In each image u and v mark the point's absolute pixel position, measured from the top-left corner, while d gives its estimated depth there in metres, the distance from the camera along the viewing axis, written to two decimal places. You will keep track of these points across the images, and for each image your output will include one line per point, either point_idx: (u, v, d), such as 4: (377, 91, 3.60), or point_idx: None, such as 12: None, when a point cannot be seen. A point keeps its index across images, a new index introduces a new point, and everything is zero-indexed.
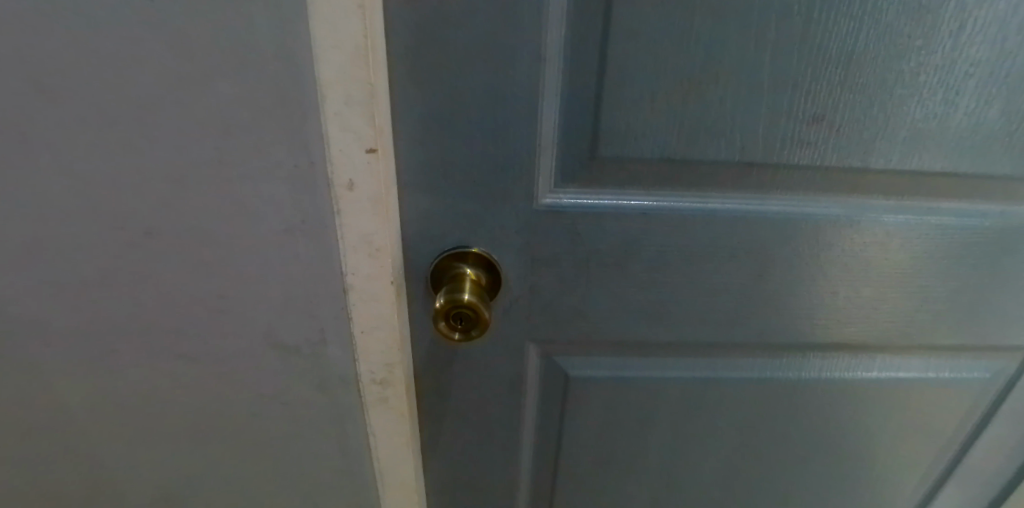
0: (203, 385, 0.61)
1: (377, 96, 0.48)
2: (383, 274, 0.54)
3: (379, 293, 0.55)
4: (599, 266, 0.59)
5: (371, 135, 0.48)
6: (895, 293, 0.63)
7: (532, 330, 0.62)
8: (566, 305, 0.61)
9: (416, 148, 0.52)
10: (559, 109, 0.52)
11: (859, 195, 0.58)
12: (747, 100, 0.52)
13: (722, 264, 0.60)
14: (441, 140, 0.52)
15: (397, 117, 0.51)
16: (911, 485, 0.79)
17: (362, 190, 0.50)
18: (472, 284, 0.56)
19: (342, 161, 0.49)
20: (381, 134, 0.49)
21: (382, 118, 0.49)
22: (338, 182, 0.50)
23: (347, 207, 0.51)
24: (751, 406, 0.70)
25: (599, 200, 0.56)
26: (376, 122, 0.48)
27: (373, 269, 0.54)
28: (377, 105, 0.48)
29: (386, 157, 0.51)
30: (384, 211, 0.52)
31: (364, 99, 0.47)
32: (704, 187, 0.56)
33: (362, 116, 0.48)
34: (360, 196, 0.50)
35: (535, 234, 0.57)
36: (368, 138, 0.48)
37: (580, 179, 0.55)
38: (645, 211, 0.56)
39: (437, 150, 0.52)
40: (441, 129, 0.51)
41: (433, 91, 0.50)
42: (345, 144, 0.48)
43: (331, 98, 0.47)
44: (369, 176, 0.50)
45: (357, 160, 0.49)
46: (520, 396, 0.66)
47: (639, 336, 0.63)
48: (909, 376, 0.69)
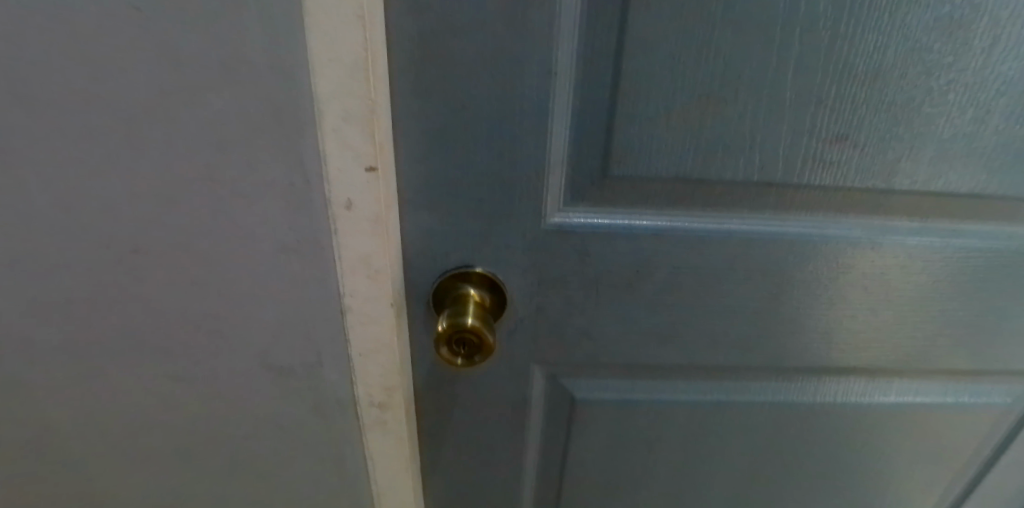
0: (195, 407, 0.58)
1: (378, 111, 0.44)
2: (384, 296, 0.52)
3: (379, 316, 0.53)
4: (608, 288, 0.56)
5: (372, 152, 0.45)
6: (915, 317, 0.61)
7: (537, 352, 0.60)
8: (573, 327, 0.58)
9: (419, 164, 0.49)
10: (569, 125, 0.49)
11: (881, 216, 0.55)
12: (768, 117, 0.49)
13: (736, 286, 0.57)
14: (445, 157, 0.49)
15: (399, 132, 0.48)
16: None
17: (362, 209, 0.47)
18: (475, 306, 0.53)
19: (340, 179, 0.46)
20: (383, 150, 0.46)
21: (383, 134, 0.46)
22: (336, 201, 0.47)
23: (346, 228, 0.48)
24: (763, 429, 0.67)
25: (609, 219, 0.53)
26: (376, 138, 0.45)
27: (374, 291, 0.51)
28: (379, 120, 0.45)
29: (387, 175, 0.48)
30: (384, 232, 0.49)
31: (364, 114, 0.44)
32: (720, 206, 0.54)
33: (362, 133, 0.44)
34: (359, 216, 0.47)
35: (542, 254, 0.54)
36: (369, 156, 0.45)
37: (590, 197, 0.52)
38: (657, 231, 0.54)
39: (440, 167, 0.50)
40: (446, 145, 0.49)
41: (437, 105, 0.47)
42: (344, 162, 0.45)
43: (330, 114, 0.44)
44: (369, 195, 0.47)
45: (356, 179, 0.46)
46: (523, 418, 0.64)
47: (648, 358, 0.61)
48: (926, 401, 0.67)
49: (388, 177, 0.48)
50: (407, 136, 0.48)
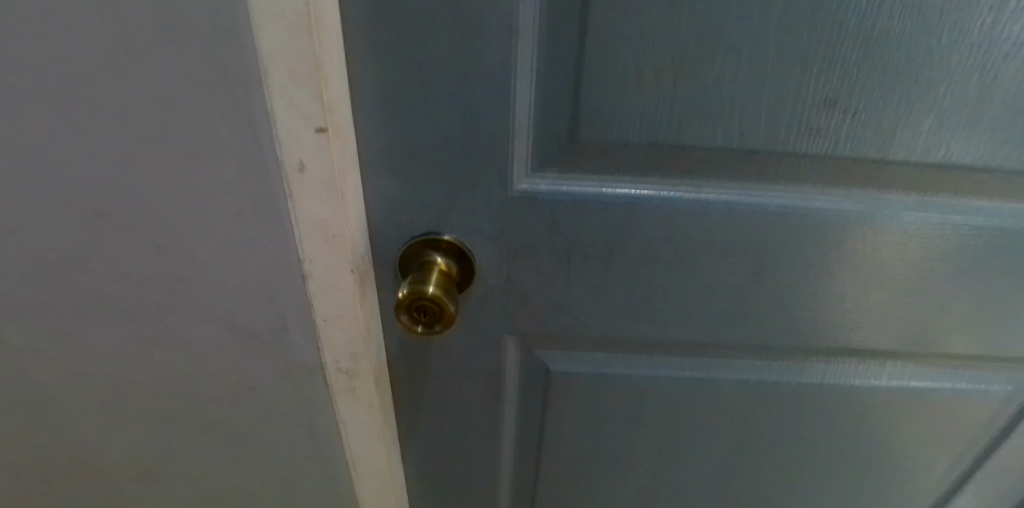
0: (167, 370, 0.58)
1: (325, 70, 0.43)
2: (344, 262, 0.51)
3: (340, 283, 0.52)
4: (580, 259, 0.54)
5: (321, 114, 0.44)
6: (909, 299, 0.57)
7: (509, 323, 0.58)
8: (545, 298, 0.57)
9: (378, 127, 0.48)
10: (534, 87, 0.47)
11: (875, 189, 0.52)
12: (748, 80, 0.46)
13: (717, 261, 0.55)
14: (405, 119, 0.47)
15: (355, 92, 0.46)
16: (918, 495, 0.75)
17: (315, 172, 0.46)
18: (440, 275, 0.52)
19: (291, 141, 0.44)
20: (332, 111, 0.44)
21: (332, 93, 0.44)
22: (288, 162, 0.45)
23: (300, 191, 0.46)
24: (748, 408, 0.65)
25: (580, 187, 0.51)
26: (324, 98, 0.44)
27: (332, 257, 0.50)
28: (327, 79, 0.43)
29: (340, 137, 0.46)
30: (339, 196, 0.48)
31: (311, 74, 0.42)
32: (699, 176, 0.51)
33: (309, 92, 0.43)
34: (312, 178, 0.46)
35: (510, 223, 0.52)
36: (318, 116, 0.44)
37: (560, 163, 0.50)
38: (631, 200, 0.51)
39: (400, 130, 0.48)
40: (405, 107, 0.47)
41: (393, 64, 0.45)
42: (293, 123, 0.44)
43: (274, 72, 0.42)
44: (322, 157, 0.45)
45: (307, 141, 0.44)
46: (497, 390, 0.63)
47: (625, 333, 0.59)
48: (920, 385, 0.64)
49: (341, 139, 0.46)
50: (364, 97, 0.46)
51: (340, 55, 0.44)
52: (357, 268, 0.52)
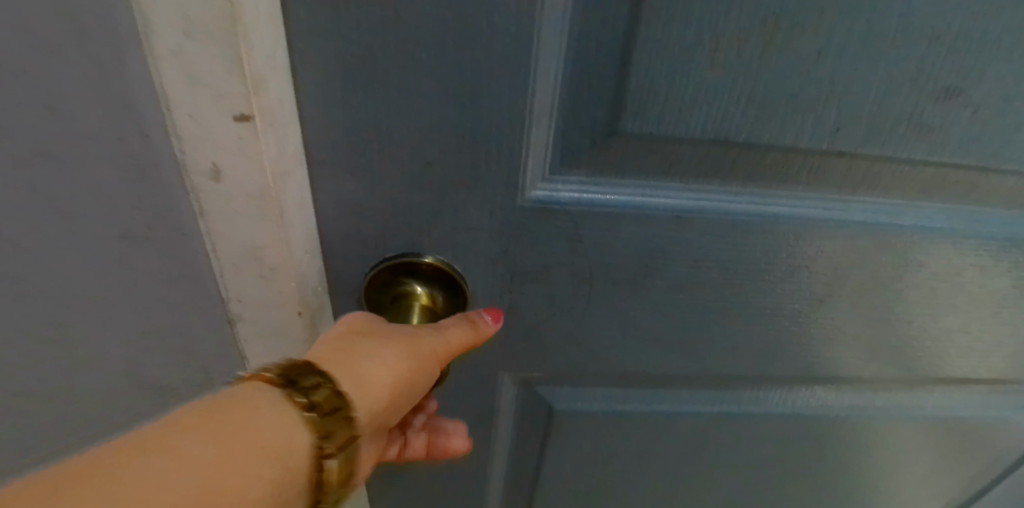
0: (56, 416, 0.44)
1: (246, 24, 0.27)
2: (289, 303, 0.37)
3: (285, 327, 0.38)
4: (605, 284, 0.41)
5: (242, 94, 0.28)
6: (980, 324, 0.48)
7: (506, 358, 0.46)
8: (555, 330, 0.44)
9: (334, 110, 0.33)
10: (562, 56, 0.32)
11: (975, 199, 0.41)
12: (855, 58, 0.33)
13: (773, 284, 0.43)
14: (375, 97, 0.33)
15: (302, 57, 0.31)
16: None
17: (234, 179, 0.31)
18: (424, 312, 0.39)
19: (195, 131, 0.30)
20: (259, 90, 0.28)
21: (260, 64, 0.28)
22: (194, 166, 0.31)
23: (214, 205, 0.33)
24: (776, 442, 0.55)
25: (616, 195, 0.38)
26: (246, 70, 0.28)
27: (270, 295, 0.37)
28: (250, 41, 0.27)
29: (275, 129, 0.30)
30: (276, 217, 0.33)
31: (220, 30, 0.26)
32: (770, 182, 0.38)
33: (218, 58, 0.27)
34: (230, 189, 0.32)
35: (515, 239, 0.39)
36: (236, 98, 0.28)
37: (591, 165, 0.36)
38: (680, 212, 0.39)
39: (368, 115, 0.33)
40: (374, 80, 0.32)
41: (358, 17, 0.30)
42: (199, 109, 0.29)
43: (161, 27, 0.27)
44: (245, 158, 0.30)
45: (221, 133, 0.30)
46: (487, 431, 0.51)
47: (649, 367, 0.47)
48: (965, 414, 0.56)
49: (279, 133, 0.31)
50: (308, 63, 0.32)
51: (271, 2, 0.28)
52: (312, 311, 0.38)
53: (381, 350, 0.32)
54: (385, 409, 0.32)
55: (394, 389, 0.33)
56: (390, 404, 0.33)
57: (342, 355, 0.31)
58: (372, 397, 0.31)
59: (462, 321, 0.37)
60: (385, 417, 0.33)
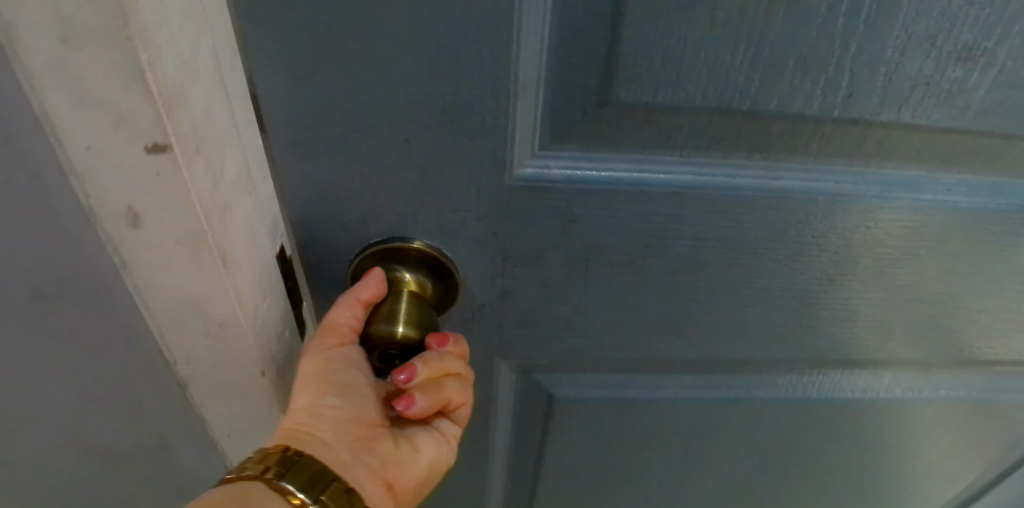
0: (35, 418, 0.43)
1: (148, 30, 0.24)
2: (244, 342, 0.35)
3: (241, 365, 0.37)
4: (602, 266, 0.39)
5: (154, 117, 0.26)
6: (1000, 302, 0.45)
7: (501, 345, 0.44)
8: (551, 315, 0.42)
9: (305, 85, 0.31)
10: (545, 20, 0.30)
11: (997, 169, 0.38)
12: (865, 16, 0.31)
13: (780, 263, 0.41)
14: (346, 69, 0.31)
15: (263, 24, 0.29)
16: (951, 500, 0.66)
17: (162, 217, 0.29)
18: (412, 297, 0.38)
19: (105, 158, 0.28)
20: (172, 109, 0.26)
21: (172, 76, 0.26)
22: (113, 195, 0.29)
23: (146, 255, 0.31)
24: (785, 428, 0.53)
25: (611, 171, 0.35)
26: (153, 89, 0.25)
27: (222, 354, 0.36)
28: (155, 49, 0.25)
29: (201, 153, 0.28)
30: (218, 260, 0.31)
31: (114, 43, 0.24)
32: (776, 154, 0.36)
33: (118, 77, 0.25)
34: (158, 233, 0.30)
35: (504, 219, 0.37)
36: (147, 123, 0.26)
37: (582, 139, 0.34)
38: (681, 189, 0.36)
39: (341, 90, 0.31)
40: (343, 49, 0.30)
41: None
42: (105, 132, 0.27)
43: (37, 39, 0.24)
44: (167, 187, 0.28)
45: (134, 158, 0.27)
46: (485, 420, 0.49)
47: (650, 353, 0.45)
48: (983, 396, 0.53)
49: (209, 151, 0.29)
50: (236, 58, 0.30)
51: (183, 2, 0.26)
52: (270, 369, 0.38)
53: (326, 393, 0.37)
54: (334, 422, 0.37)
55: (356, 417, 0.37)
56: (360, 426, 0.38)
57: (302, 425, 0.36)
58: (335, 437, 0.37)
59: (348, 302, 0.37)
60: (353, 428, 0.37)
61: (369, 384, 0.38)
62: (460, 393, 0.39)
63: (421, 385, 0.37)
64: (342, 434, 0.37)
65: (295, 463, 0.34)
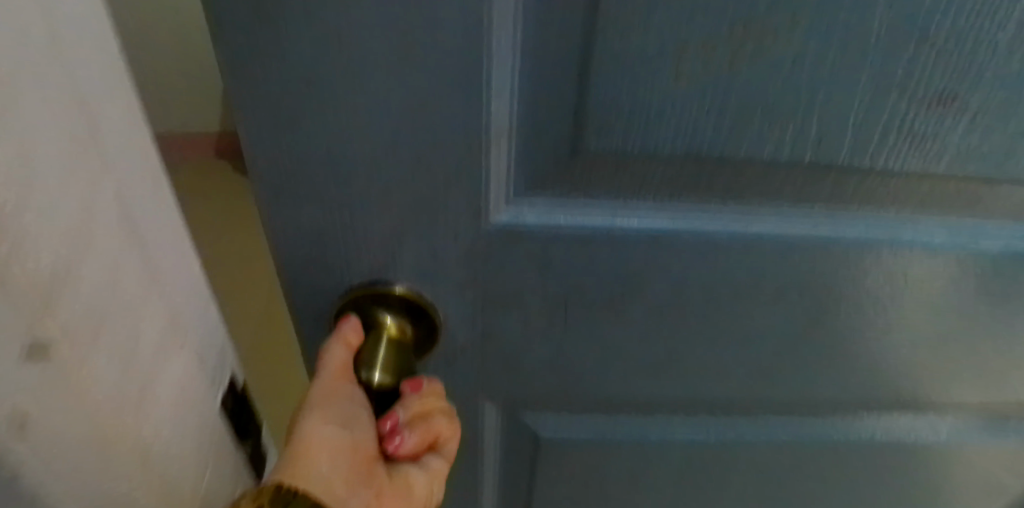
0: None
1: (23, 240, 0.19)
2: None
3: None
4: (581, 308, 0.40)
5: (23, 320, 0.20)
6: (991, 344, 0.45)
7: (485, 384, 0.44)
8: (533, 356, 0.42)
9: (285, 137, 0.32)
10: (520, 76, 0.31)
11: (979, 214, 0.38)
12: (834, 68, 0.31)
13: (760, 307, 0.41)
14: (324, 123, 0.32)
15: (244, 81, 0.30)
16: None
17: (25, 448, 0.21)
18: (391, 345, 0.39)
19: None
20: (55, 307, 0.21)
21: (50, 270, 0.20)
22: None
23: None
24: (776, 468, 0.53)
25: (586, 214, 0.36)
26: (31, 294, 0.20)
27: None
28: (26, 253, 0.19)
29: (100, 333, 0.23)
30: (131, 448, 0.26)
31: None
32: (750, 199, 0.36)
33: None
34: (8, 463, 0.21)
35: (483, 263, 0.37)
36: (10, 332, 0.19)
37: (557, 183, 0.35)
38: (657, 233, 0.36)
39: (321, 141, 0.32)
40: (322, 105, 0.31)
41: (299, 42, 0.29)
42: None
43: None
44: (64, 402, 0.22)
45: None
46: (472, 461, 0.49)
47: (634, 394, 0.45)
48: (980, 439, 0.52)
49: (115, 331, 0.24)
50: (156, 212, 0.25)
51: (78, 163, 0.21)
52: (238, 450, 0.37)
53: (325, 422, 0.36)
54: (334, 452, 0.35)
55: (353, 448, 0.36)
56: (358, 457, 0.36)
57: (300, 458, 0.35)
58: (333, 467, 0.35)
59: (339, 343, 0.38)
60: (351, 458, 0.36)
61: (367, 416, 0.37)
62: (449, 427, 0.40)
63: (407, 424, 0.38)
64: (342, 465, 0.36)
65: (290, 495, 0.33)
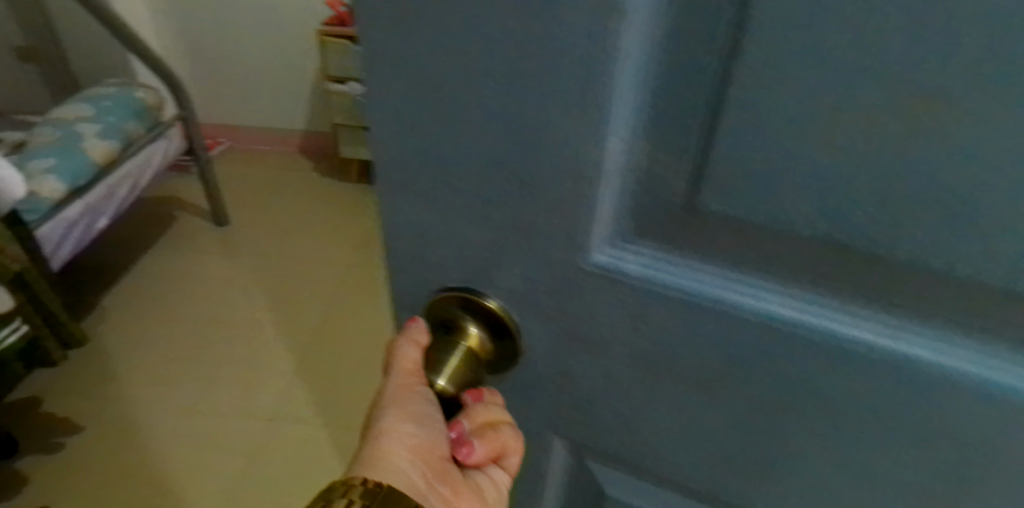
0: None
1: None
2: None
3: None
4: (671, 377, 0.35)
5: None
6: None
7: (559, 423, 0.41)
8: (611, 410, 0.39)
9: (404, 132, 0.32)
10: (644, 113, 0.27)
11: None
12: None
13: (896, 453, 0.32)
14: (438, 127, 0.31)
15: (374, 68, 0.31)
16: None
17: None
18: (466, 356, 0.38)
19: None
20: None
21: None
22: None
23: None
24: None
25: (694, 279, 0.31)
26: None
27: None
28: None
29: None
30: None
31: None
32: (903, 312, 0.28)
33: None
34: None
35: (574, 303, 0.35)
36: None
37: (666, 237, 0.31)
38: (774, 322, 0.30)
39: (434, 144, 0.32)
40: (439, 106, 0.30)
41: (425, 38, 0.29)
42: None
43: None
44: None
45: None
46: (535, 491, 0.47)
47: (717, 489, 0.39)
48: None
49: None
50: None
51: None
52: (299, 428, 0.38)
53: (403, 420, 0.36)
54: (410, 449, 0.36)
55: (429, 448, 0.37)
56: (435, 458, 0.37)
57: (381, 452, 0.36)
58: (412, 464, 0.36)
59: (409, 343, 0.38)
60: (427, 456, 0.37)
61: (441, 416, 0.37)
62: (515, 440, 0.39)
63: (478, 434, 0.37)
64: (419, 462, 0.36)
65: (378, 495, 0.34)
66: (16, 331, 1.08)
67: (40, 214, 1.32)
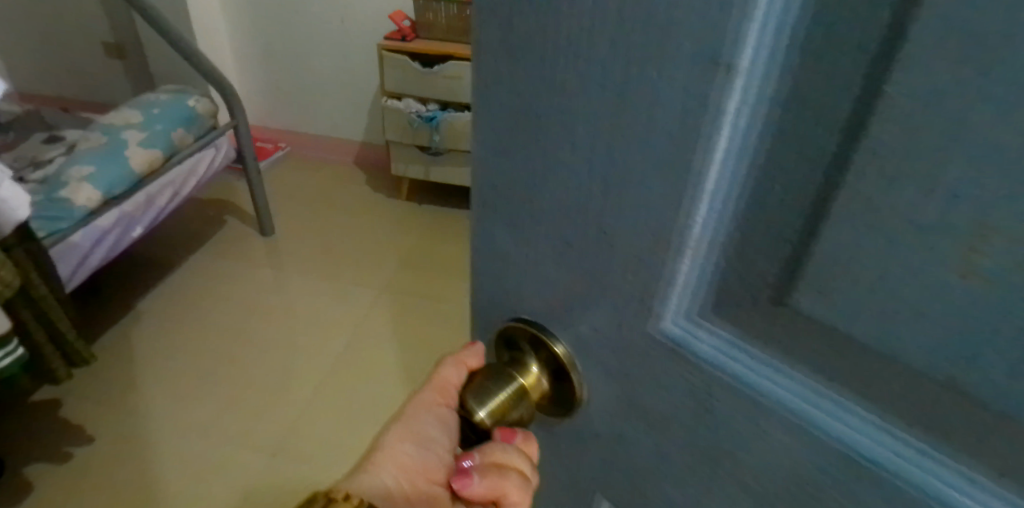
0: None
1: None
2: None
3: None
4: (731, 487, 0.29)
5: None
6: None
7: (612, 493, 0.37)
8: (663, 501, 0.33)
9: (501, 153, 0.30)
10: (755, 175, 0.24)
11: None
12: None
13: None
14: (534, 153, 0.29)
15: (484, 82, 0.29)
16: None
17: None
18: (519, 393, 0.34)
19: None
20: None
21: None
22: None
23: None
24: None
25: (770, 381, 0.26)
26: None
27: None
28: None
29: None
30: None
31: None
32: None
33: None
34: None
35: (638, 371, 0.30)
36: None
37: (758, 319, 0.27)
38: (856, 459, 0.24)
39: (528, 171, 0.29)
40: (538, 132, 0.28)
41: (530, 62, 0.27)
42: None
43: None
44: None
45: None
46: None
47: None
48: None
49: None
50: None
51: None
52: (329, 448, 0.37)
53: (403, 439, 0.38)
54: (401, 468, 0.37)
55: (424, 470, 0.38)
56: (423, 479, 0.38)
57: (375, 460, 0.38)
58: (402, 480, 0.37)
59: (454, 364, 0.37)
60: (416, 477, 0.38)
61: (446, 446, 0.38)
62: (520, 492, 0.35)
63: (480, 471, 0.34)
64: (408, 483, 0.37)
65: None
66: (12, 355, 0.94)
67: (60, 233, 1.18)
